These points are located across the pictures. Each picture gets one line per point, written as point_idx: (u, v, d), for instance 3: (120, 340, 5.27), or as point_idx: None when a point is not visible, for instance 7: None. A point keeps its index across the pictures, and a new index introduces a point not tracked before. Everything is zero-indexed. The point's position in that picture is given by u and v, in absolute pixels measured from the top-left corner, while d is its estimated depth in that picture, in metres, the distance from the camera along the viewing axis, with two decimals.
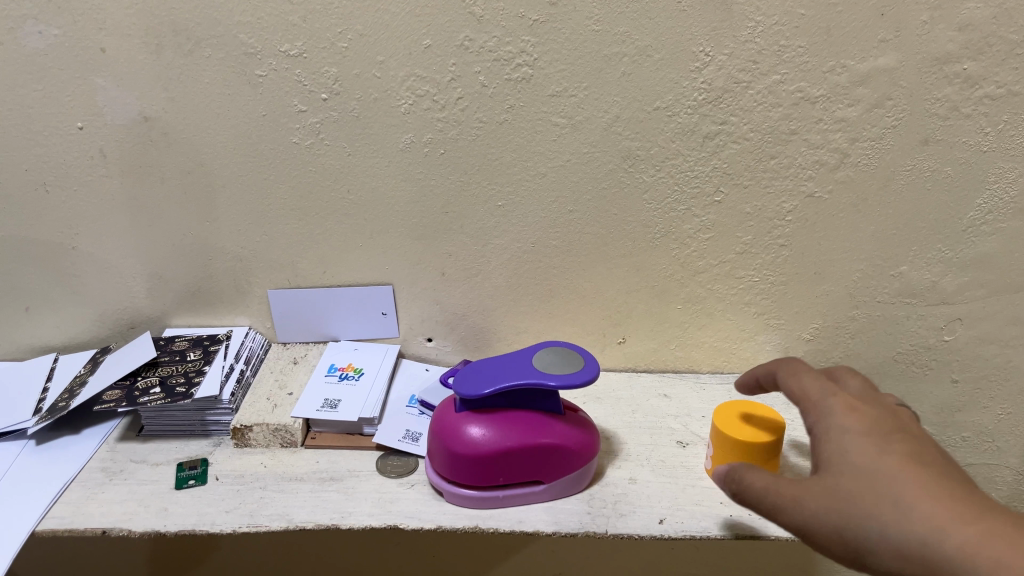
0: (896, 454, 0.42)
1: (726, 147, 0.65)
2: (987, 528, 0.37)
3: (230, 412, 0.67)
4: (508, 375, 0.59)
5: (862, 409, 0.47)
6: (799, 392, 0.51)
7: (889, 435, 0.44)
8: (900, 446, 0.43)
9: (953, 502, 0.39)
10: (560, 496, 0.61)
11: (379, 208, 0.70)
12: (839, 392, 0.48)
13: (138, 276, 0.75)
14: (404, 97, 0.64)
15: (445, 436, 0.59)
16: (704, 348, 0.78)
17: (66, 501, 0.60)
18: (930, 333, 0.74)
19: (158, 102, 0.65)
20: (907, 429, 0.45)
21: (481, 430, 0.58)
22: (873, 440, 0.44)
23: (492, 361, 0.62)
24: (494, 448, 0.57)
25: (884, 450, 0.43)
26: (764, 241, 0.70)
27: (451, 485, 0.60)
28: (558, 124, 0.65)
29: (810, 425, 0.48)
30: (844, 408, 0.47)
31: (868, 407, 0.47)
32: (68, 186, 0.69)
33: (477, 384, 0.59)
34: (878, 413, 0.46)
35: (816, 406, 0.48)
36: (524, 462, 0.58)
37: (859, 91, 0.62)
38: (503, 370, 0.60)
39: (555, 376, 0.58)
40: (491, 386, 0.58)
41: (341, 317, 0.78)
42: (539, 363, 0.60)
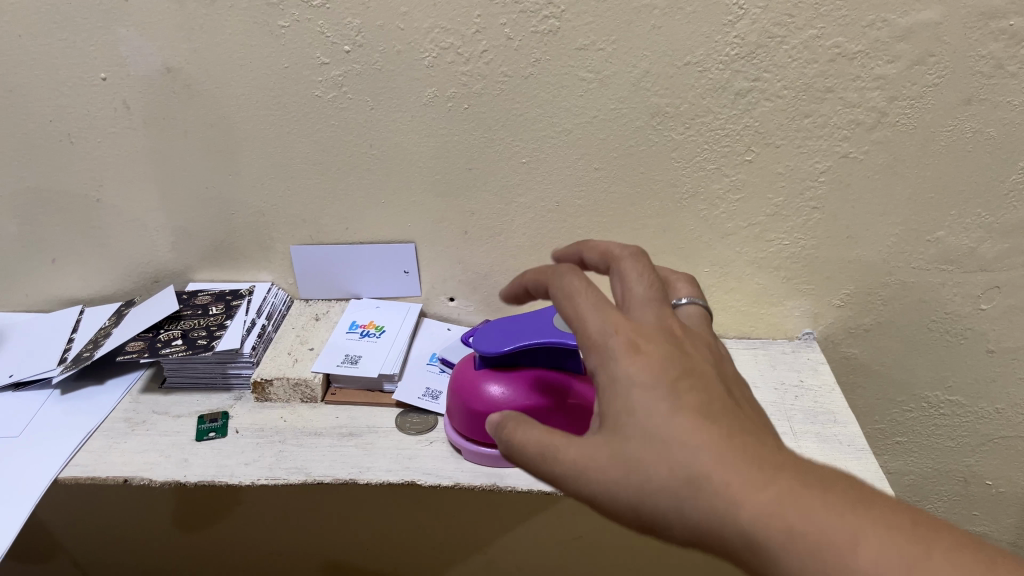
0: (686, 413, 0.36)
1: (758, 105, 0.63)
2: (783, 491, 0.32)
3: (250, 365, 0.67)
4: (527, 333, 0.59)
5: (644, 354, 0.39)
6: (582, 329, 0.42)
7: (675, 376, 0.38)
8: (686, 399, 0.37)
9: (748, 465, 0.33)
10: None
11: (402, 163, 0.69)
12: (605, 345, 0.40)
13: (162, 230, 0.76)
14: (428, 49, 0.62)
15: (465, 395, 0.59)
16: (731, 312, 0.77)
17: (89, 450, 0.61)
18: (966, 301, 0.71)
19: (181, 52, 0.64)
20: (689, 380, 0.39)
21: (503, 387, 0.57)
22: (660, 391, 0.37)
23: (512, 320, 0.61)
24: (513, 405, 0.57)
25: (676, 415, 0.36)
26: (796, 202, 0.68)
27: (471, 444, 0.59)
28: (585, 78, 0.63)
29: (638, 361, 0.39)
30: (625, 350, 0.39)
31: (652, 351, 0.39)
32: (92, 138, 0.69)
33: (498, 341, 0.59)
34: (662, 358, 0.39)
35: (606, 358, 0.40)
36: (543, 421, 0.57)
37: (899, 47, 0.59)
38: (522, 329, 0.59)
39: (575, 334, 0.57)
40: (511, 343, 0.58)
41: (363, 273, 0.78)
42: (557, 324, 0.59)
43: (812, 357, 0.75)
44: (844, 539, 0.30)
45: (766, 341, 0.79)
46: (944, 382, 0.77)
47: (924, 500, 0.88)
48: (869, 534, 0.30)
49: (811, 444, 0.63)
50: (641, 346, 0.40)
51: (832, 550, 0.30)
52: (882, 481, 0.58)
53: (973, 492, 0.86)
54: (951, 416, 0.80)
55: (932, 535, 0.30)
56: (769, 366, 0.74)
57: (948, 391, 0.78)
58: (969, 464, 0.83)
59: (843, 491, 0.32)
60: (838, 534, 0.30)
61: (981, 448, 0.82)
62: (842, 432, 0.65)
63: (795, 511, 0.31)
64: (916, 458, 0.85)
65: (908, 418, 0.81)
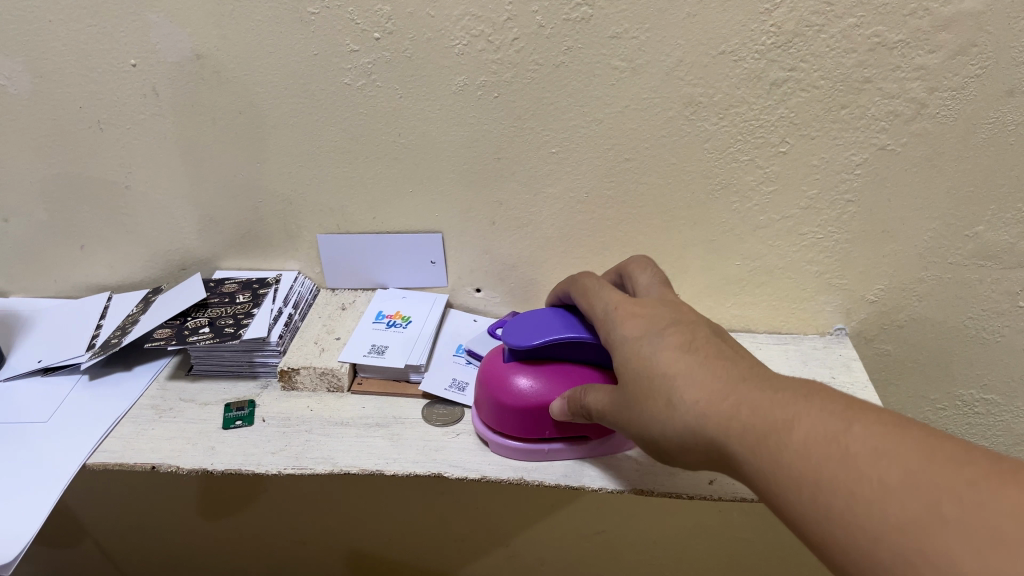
0: (669, 348, 0.45)
1: (794, 95, 0.61)
2: (735, 400, 0.40)
3: (277, 354, 0.67)
4: (559, 329, 0.57)
5: (640, 315, 0.49)
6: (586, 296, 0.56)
7: (664, 326, 0.47)
8: (672, 335, 0.46)
9: (715, 381, 0.42)
10: (604, 454, 0.59)
11: (430, 152, 0.68)
12: (619, 305, 0.51)
13: (189, 218, 0.76)
14: (458, 37, 0.61)
15: (492, 387, 0.58)
16: (762, 306, 0.76)
17: (117, 436, 0.61)
18: (1005, 298, 0.70)
19: (211, 39, 0.64)
20: (677, 321, 0.48)
21: (531, 381, 0.57)
22: (649, 337, 0.47)
23: (547, 313, 0.60)
24: (539, 400, 0.56)
25: (659, 351, 0.45)
26: (831, 195, 0.66)
27: (496, 436, 0.59)
28: (618, 67, 0.62)
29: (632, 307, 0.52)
30: (626, 315, 0.50)
31: (647, 310, 0.50)
32: (121, 124, 0.69)
33: (529, 334, 0.58)
34: (655, 313, 0.49)
35: (608, 323, 0.51)
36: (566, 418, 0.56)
37: (941, 37, 0.57)
38: (554, 324, 0.58)
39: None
40: (542, 337, 0.57)
41: (389, 263, 0.77)
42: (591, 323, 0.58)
43: (845, 352, 0.74)
44: (782, 425, 0.37)
45: (797, 336, 0.77)
46: (979, 380, 0.76)
47: None
48: (801, 417, 0.37)
49: None
50: (637, 309, 0.50)
51: (773, 439, 0.37)
52: None
53: None
54: (985, 414, 0.78)
55: (860, 408, 0.36)
56: (801, 362, 0.73)
57: (984, 389, 0.76)
58: None
59: (789, 389, 0.39)
60: (779, 421, 0.37)
61: (1016, 448, 0.80)
62: None
63: (745, 412, 0.39)
64: None
65: (941, 416, 0.80)
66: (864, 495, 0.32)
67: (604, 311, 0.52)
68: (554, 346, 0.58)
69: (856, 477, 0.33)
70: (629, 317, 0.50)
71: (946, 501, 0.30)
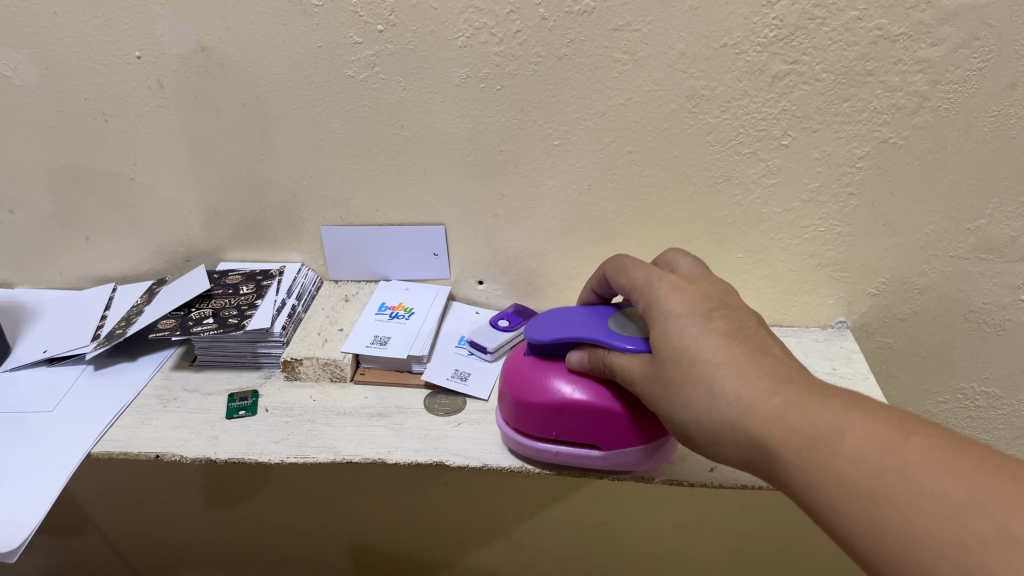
0: (716, 332, 0.44)
1: (797, 88, 0.62)
2: (785, 399, 0.40)
3: (281, 345, 0.67)
4: (590, 326, 0.54)
5: (686, 290, 0.49)
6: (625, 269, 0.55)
7: (707, 309, 0.47)
8: (719, 318, 0.45)
9: (754, 371, 0.42)
10: (626, 467, 0.55)
11: (432, 144, 0.69)
12: (665, 277, 0.50)
13: (193, 210, 0.76)
14: (461, 29, 0.62)
15: (510, 382, 0.57)
16: (763, 299, 0.76)
17: (121, 425, 0.62)
18: (1006, 292, 0.70)
19: (215, 31, 0.64)
20: (723, 305, 0.47)
21: (545, 379, 0.55)
22: (696, 320, 0.46)
23: (587, 311, 0.57)
24: (545, 398, 0.54)
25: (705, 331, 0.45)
26: (832, 188, 0.67)
27: (513, 433, 0.57)
28: (620, 60, 0.62)
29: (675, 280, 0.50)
30: (672, 287, 0.49)
31: (695, 288, 0.49)
32: (126, 116, 0.70)
33: (548, 330, 0.56)
34: (703, 292, 0.48)
35: (651, 291, 0.50)
36: (577, 421, 0.53)
37: (943, 30, 0.57)
38: (588, 321, 0.55)
39: (628, 339, 0.51)
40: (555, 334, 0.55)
41: (392, 256, 0.78)
42: (625, 324, 0.54)
43: (845, 345, 0.74)
44: (834, 431, 0.37)
45: (798, 329, 0.77)
46: (980, 374, 0.76)
47: None
48: (854, 424, 0.37)
49: None
50: (684, 285, 0.49)
51: (825, 443, 0.37)
52: None
53: None
54: (986, 408, 0.79)
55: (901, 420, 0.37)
56: (801, 354, 0.73)
57: (984, 382, 0.77)
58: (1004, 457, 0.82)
59: (840, 397, 0.39)
60: (832, 426, 0.37)
61: (1017, 442, 0.80)
62: None
63: (796, 412, 0.39)
64: None
65: (942, 409, 0.80)
66: (925, 509, 0.33)
67: (645, 279, 0.51)
68: (582, 343, 0.54)
69: (916, 491, 0.33)
70: (675, 289, 0.49)
71: (1012, 521, 0.31)
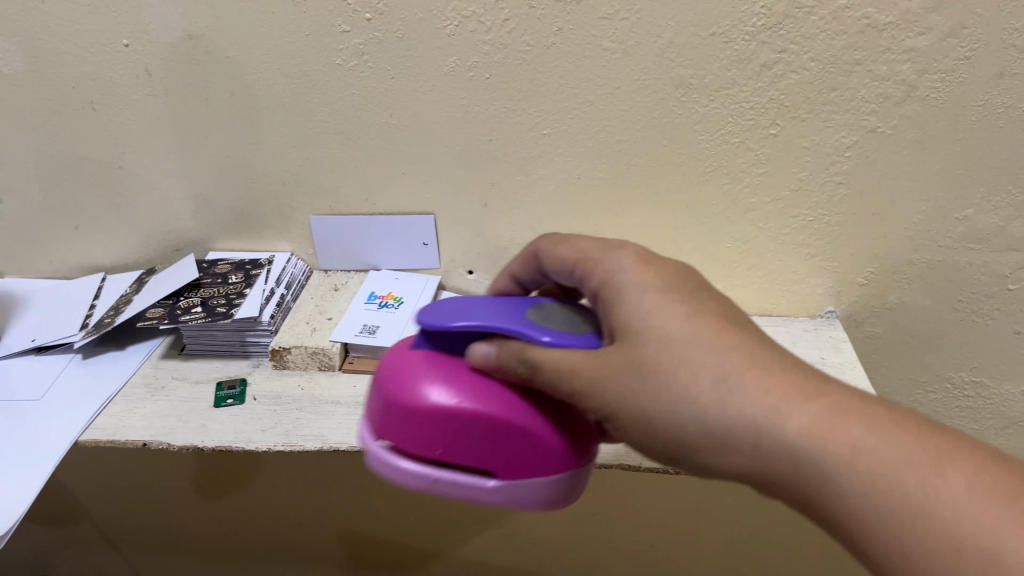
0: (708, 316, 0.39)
1: (785, 77, 0.62)
2: (835, 406, 0.36)
3: (269, 333, 0.67)
4: (501, 316, 0.43)
5: (654, 263, 0.43)
6: (569, 241, 0.49)
7: (683, 286, 0.42)
8: (707, 301, 0.41)
9: None
10: (535, 505, 0.43)
11: (422, 133, 0.69)
12: (626, 247, 0.45)
13: (182, 199, 0.76)
14: (449, 18, 0.61)
15: (389, 385, 0.44)
16: (753, 289, 0.76)
17: (109, 413, 0.62)
18: (995, 281, 0.70)
19: (203, 19, 0.64)
20: (696, 282, 0.42)
21: (436, 386, 0.42)
22: (682, 299, 0.40)
23: (499, 299, 0.46)
24: (437, 415, 0.41)
25: (694, 314, 0.39)
26: (821, 177, 0.67)
27: (390, 456, 0.44)
28: (609, 48, 0.62)
29: (635, 248, 0.45)
30: (637, 259, 0.43)
31: (664, 261, 0.44)
32: (115, 105, 0.70)
33: (449, 315, 0.44)
34: (672, 266, 0.43)
35: (612, 265, 0.44)
36: (477, 445, 0.42)
37: (931, 19, 0.57)
38: (500, 309, 0.44)
39: (551, 330, 0.42)
40: (462, 319, 0.43)
41: (383, 245, 0.78)
42: (546, 315, 0.44)
43: (834, 335, 0.74)
44: (901, 460, 0.34)
45: (788, 319, 0.77)
46: (969, 363, 0.76)
47: None
48: (924, 457, 0.34)
49: None
50: (652, 257, 0.44)
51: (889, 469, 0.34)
52: None
53: None
54: (975, 397, 0.79)
55: (912, 416, 0.36)
56: (790, 344, 0.73)
57: (973, 372, 0.77)
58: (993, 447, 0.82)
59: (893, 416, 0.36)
60: (897, 451, 0.34)
61: (1006, 431, 0.80)
62: None
63: (853, 424, 0.35)
64: None
65: (931, 399, 0.80)
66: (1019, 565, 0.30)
67: (601, 250, 0.45)
68: (489, 335, 0.43)
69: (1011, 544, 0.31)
70: (642, 262, 0.43)
71: None
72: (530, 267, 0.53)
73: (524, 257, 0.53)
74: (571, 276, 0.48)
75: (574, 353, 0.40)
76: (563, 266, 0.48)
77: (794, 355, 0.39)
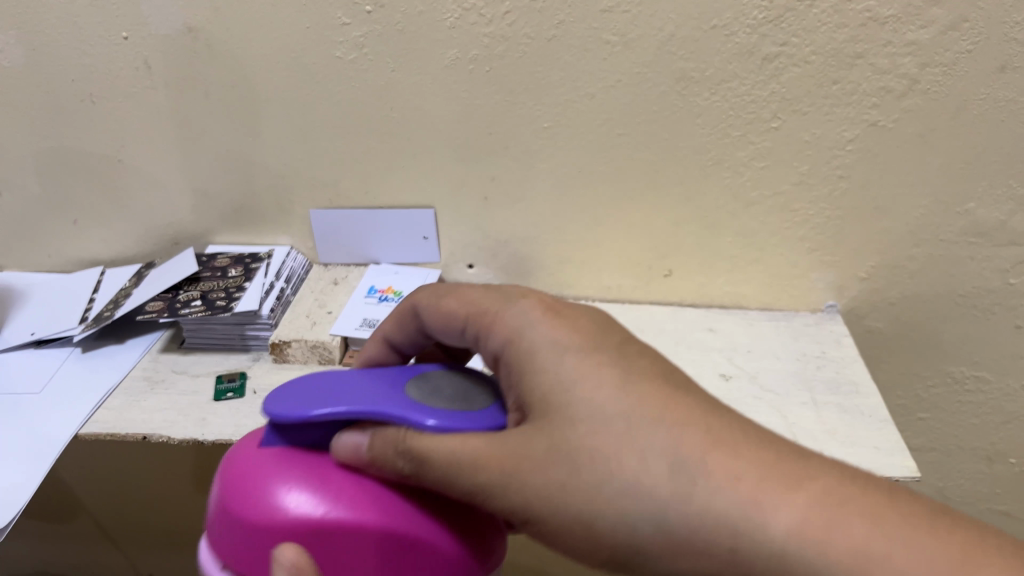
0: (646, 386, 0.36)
1: (786, 71, 0.61)
2: (822, 497, 0.33)
3: (269, 327, 0.67)
4: (367, 401, 0.38)
5: (564, 314, 0.40)
6: (454, 294, 0.43)
7: (620, 346, 0.39)
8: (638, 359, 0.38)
9: None
10: None
11: (422, 126, 0.68)
12: (527, 298, 0.41)
13: (181, 193, 0.76)
14: (450, 10, 0.61)
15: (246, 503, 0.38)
16: (753, 284, 0.76)
17: (109, 407, 0.62)
18: (996, 276, 0.70)
19: (202, 12, 0.64)
20: (608, 333, 0.39)
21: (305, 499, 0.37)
22: (610, 360, 0.37)
23: (369, 376, 0.41)
24: (288, 533, 0.37)
25: (627, 384, 0.36)
26: (822, 171, 0.66)
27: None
28: (610, 41, 0.62)
29: (536, 298, 0.41)
30: (544, 311, 0.39)
31: (572, 312, 0.40)
32: (114, 98, 0.69)
33: (312, 403, 0.39)
34: (581, 317, 0.40)
35: (519, 319, 0.39)
36: (334, 568, 0.37)
37: (933, 12, 0.57)
38: (369, 389, 0.39)
39: (436, 414, 0.38)
40: (326, 407, 0.38)
41: (383, 239, 0.77)
42: (424, 393, 0.40)
43: (835, 329, 0.74)
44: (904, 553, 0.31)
45: (789, 314, 0.77)
46: (970, 358, 0.76)
47: (946, 478, 0.87)
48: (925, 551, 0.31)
49: (832, 414, 0.63)
50: (559, 307, 0.40)
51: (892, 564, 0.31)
52: (904, 452, 0.58)
53: (996, 471, 0.85)
54: (976, 392, 0.79)
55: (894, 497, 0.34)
56: (791, 338, 0.73)
57: (974, 366, 0.77)
58: (992, 442, 0.82)
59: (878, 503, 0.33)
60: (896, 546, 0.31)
61: (1006, 426, 0.80)
62: (865, 402, 0.64)
63: (843, 515, 0.32)
64: (940, 435, 0.83)
65: (932, 393, 0.80)
66: None
67: (498, 303, 0.41)
68: (359, 423, 0.39)
69: None
70: (550, 315, 0.39)
71: None
72: (406, 330, 0.46)
73: (397, 318, 0.47)
74: (460, 335, 0.43)
75: (476, 441, 0.36)
76: (449, 323, 0.43)
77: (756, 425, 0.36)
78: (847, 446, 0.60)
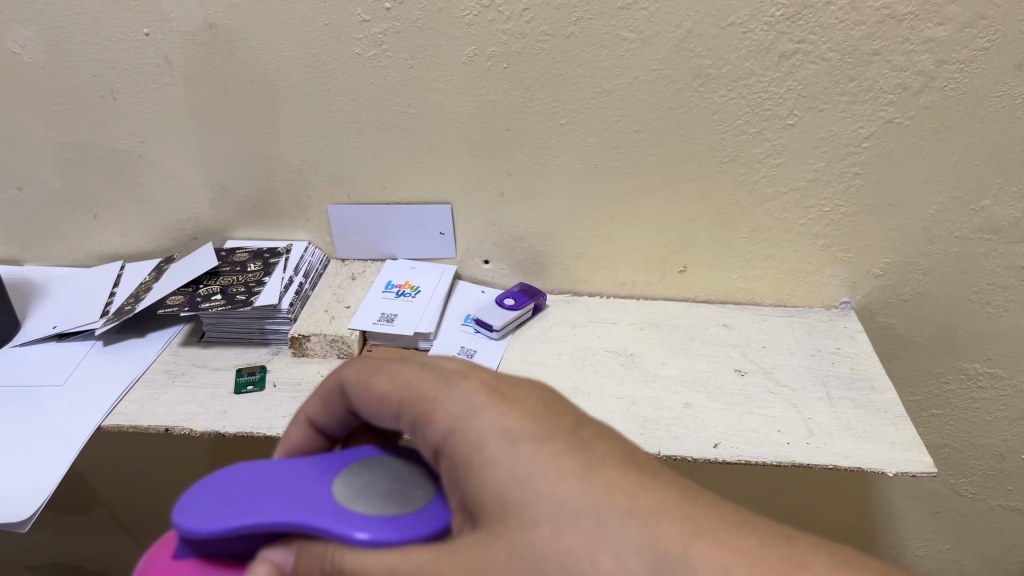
0: (607, 476, 0.34)
1: (803, 67, 0.62)
2: None
3: (288, 322, 0.68)
4: (290, 511, 0.37)
5: (511, 399, 0.37)
6: (383, 374, 0.40)
7: (582, 432, 0.37)
8: (595, 448, 0.36)
9: None
10: None
11: (439, 122, 0.69)
12: (468, 381, 0.38)
13: (199, 188, 0.76)
14: (469, 7, 0.62)
15: None
16: (767, 280, 0.76)
17: (131, 399, 0.62)
18: (1010, 272, 0.70)
19: (223, 8, 0.64)
20: (559, 420, 0.37)
21: None
22: (570, 450, 0.35)
23: (297, 471, 0.40)
24: None
25: (589, 472, 0.34)
26: (838, 168, 0.67)
27: None
28: (627, 38, 0.62)
29: (477, 380, 0.38)
30: (492, 398, 0.37)
31: (519, 398, 0.38)
32: (134, 94, 0.70)
33: (234, 514, 0.38)
34: (528, 404, 0.37)
35: (464, 412, 0.37)
36: None
37: (950, 9, 0.57)
38: (295, 493, 0.38)
39: (365, 524, 0.36)
40: (248, 519, 0.38)
41: (400, 235, 0.78)
42: (354, 490, 0.38)
43: (849, 325, 0.74)
44: None
45: (803, 310, 0.77)
46: (983, 354, 0.76)
47: (958, 475, 0.88)
48: None
49: (848, 409, 0.63)
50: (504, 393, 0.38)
51: None
52: (920, 446, 0.59)
53: (1009, 467, 0.85)
54: (989, 388, 0.79)
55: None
56: (805, 334, 0.73)
57: (987, 363, 0.77)
58: (1005, 438, 0.82)
59: None
60: None
61: (1019, 422, 0.81)
62: (879, 398, 0.65)
63: None
64: (952, 431, 0.83)
65: (945, 390, 0.80)
66: None
67: (435, 386, 0.38)
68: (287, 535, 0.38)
69: None
70: (498, 403, 0.37)
71: None
72: (336, 408, 0.43)
73: (322, 395, 0.44)
74: (394, 420, 0.40)
75: (415, 553, 0.34)
76: (381, 407, 0.40)
77: (730, 512, 0.35)
78: (863, 441, 0.60)
